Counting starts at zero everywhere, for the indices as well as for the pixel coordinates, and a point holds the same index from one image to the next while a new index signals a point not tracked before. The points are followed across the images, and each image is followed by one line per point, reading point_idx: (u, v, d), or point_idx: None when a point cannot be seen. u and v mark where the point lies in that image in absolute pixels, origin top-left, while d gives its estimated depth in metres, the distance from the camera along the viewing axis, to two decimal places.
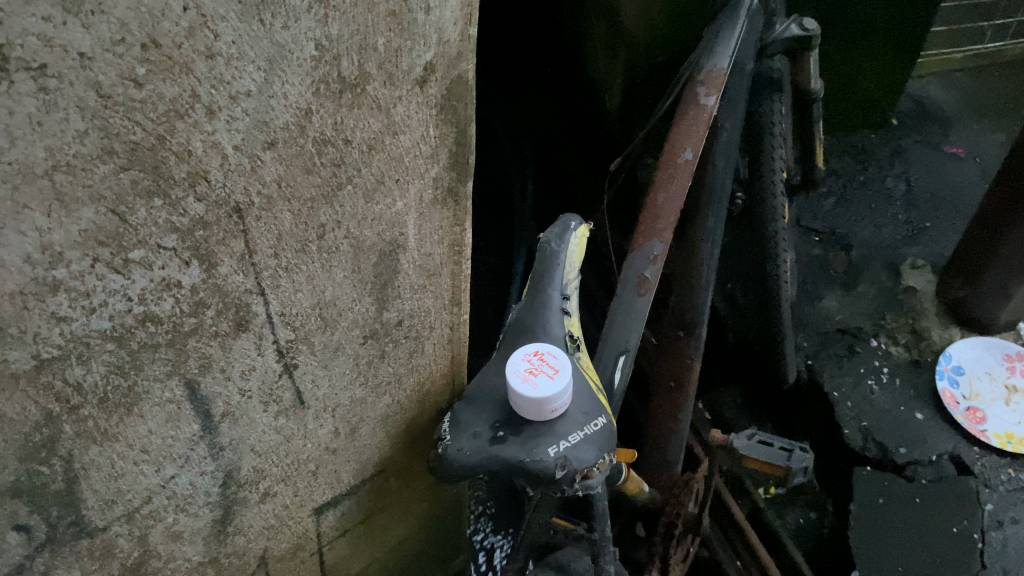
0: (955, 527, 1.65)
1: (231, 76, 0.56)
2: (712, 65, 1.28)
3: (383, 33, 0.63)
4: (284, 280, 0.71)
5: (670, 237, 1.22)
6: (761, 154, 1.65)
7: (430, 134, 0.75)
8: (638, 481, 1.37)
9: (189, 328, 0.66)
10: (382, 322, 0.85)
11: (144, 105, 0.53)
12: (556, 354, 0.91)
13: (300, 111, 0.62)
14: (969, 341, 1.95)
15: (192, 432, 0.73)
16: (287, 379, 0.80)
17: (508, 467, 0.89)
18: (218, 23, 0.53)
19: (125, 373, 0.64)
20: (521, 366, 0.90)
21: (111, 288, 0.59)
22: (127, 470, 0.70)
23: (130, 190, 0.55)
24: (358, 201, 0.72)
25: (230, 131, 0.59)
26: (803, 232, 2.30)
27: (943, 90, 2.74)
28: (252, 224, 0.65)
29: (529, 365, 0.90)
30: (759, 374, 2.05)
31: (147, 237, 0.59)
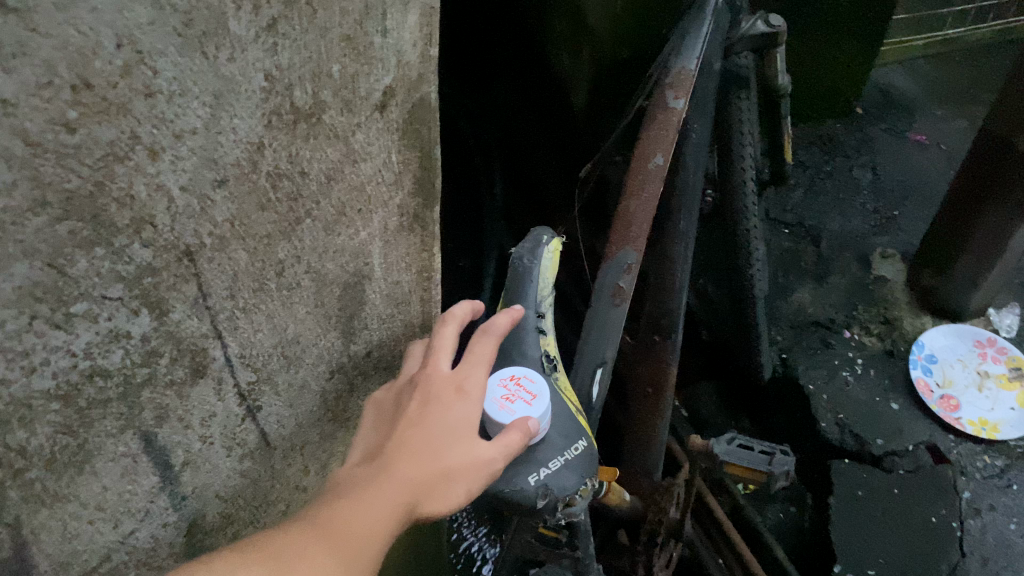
0: (934, 517, 1.62)
1: (175, 114, 0.52)
2: (680, 67, 1.25)
3: (338, 59, 0.60)
4: (241, 320, 0.67)
5: (643, 244, 1.19)
6: (730, 152, 1.63)
7: (393, 160, 0.72)
8: (620, 492, 1.35)
9: (142, 379, 0.62)
10: (349, 354, 0.83)
11: (79, 151, 0.48)
12: (533, 379, 0.88)
13: (252, 146, 0.58)
14: (941, 329, 1.95)
15: (151, 484, 0.69)
16: (250, 422, 0.76)
17: (484, 497, 0.84)
18: (156, 59, 0.49)
19: (75, 432, 0.59)
20: (497, 392, 0.86)
21: (53, 345, 0.54)
22: (81, 530, 0.65)
23: (68, 241, 0.51)
24: (319, 235, 0.69)
25: (175, 171, 0.54)
26: (773, 225, 2.28)
27: (905, 79, 2.75)
28: (205, 266, 0.61)
29: (505, 391, 0.86)
30: (734, 370, 2.03)
31: (89, 288, 0.54)
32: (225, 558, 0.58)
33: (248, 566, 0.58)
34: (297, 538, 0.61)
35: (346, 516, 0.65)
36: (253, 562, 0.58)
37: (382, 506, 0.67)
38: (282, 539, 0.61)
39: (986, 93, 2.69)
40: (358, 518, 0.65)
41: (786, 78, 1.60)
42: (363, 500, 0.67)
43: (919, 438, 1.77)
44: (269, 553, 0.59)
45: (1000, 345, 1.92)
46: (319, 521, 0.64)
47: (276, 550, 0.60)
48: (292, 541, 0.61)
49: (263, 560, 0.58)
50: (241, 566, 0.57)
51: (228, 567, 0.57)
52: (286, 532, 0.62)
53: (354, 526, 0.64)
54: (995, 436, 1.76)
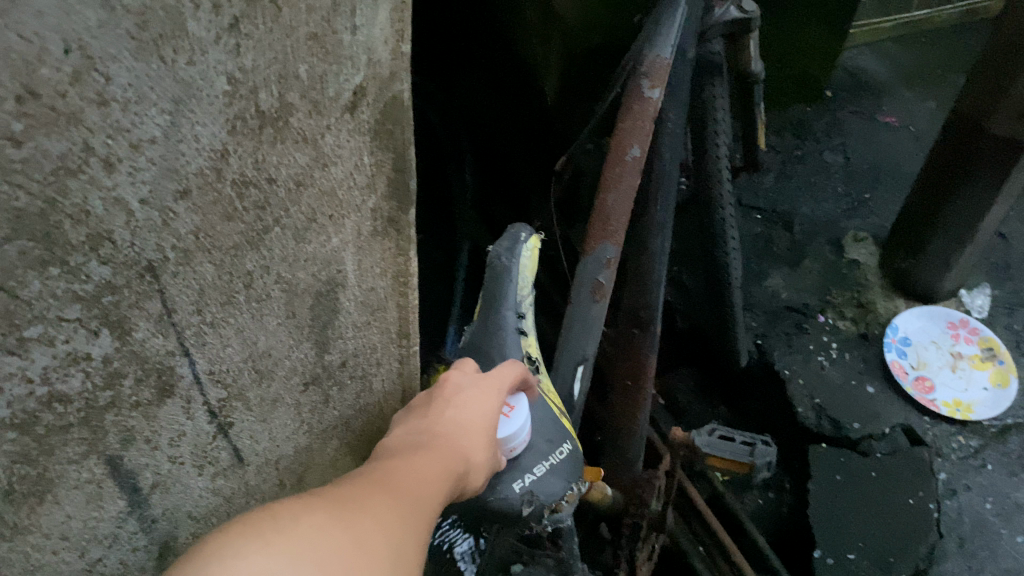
0: (911, 499, 1.60)
1: (131, 123, 0.48)
2: (654, 56, 1.22)
3: (306, 59, 0.56)
4: (209, 336, 0.64)
5: (621, 239, 1.17)
6: (705, 140, 1.61)
7: (364, 162, 0.68)
8: (602, 489, 1.34)
9: (105, 402, 0.58)
10: (324, 365, 0.78)
11: (26, 166, 0.45)
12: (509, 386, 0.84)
13: (215, 153, 0.55)
14: (914, 311, 1.96)
15: (118, 509, 0.66)
16: (222, 440, 0.72)
17: (470, 507, 0.82)
18: (109, 64, 0.45)
19: (33, 461, 0.56)
20: None
21: (7, 371, 0.51)
22: (45, 561, 0.62)
23: (19, 262, 0.47)
24: (289, 242, 0.65)
25: (134, 184, 0.51)
26: (745, 211, 2.27)
27: (873, 60, 2.75)
28: (169, 282, 0.57)
29: None
30: (710, 358, 2.02)
31: (44, 310, 0.51)
32: (292, 502, 0.49)
33: (323, 510, 0.49)
34: (358, 491, 0.53)
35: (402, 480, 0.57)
36: (326, 507, 0.49)
37: (432, 476, 0.60)
38: (344, 492, 0.53)
39: (953, 73, 2.70)
40: (415, 484, 0.58)
41: (758, 65, 1.58)
42: (413, 468, 0.60)
43: (895, 420, 1.76)
44: (337, 501, 0.51)
45: (973, 326, 1.92)
46: (376, 480, 0.56)
47: (342, 500, 0.51)
48: (355, 494, 0.53)
49: (334, 506, 0.50)
50: (315, 509, 0.49)
51: (303, 509, 0.48)
52: (343, 486, 0.54)
53: (413, 488, 0.57)
54: (969, 417, 1.77)
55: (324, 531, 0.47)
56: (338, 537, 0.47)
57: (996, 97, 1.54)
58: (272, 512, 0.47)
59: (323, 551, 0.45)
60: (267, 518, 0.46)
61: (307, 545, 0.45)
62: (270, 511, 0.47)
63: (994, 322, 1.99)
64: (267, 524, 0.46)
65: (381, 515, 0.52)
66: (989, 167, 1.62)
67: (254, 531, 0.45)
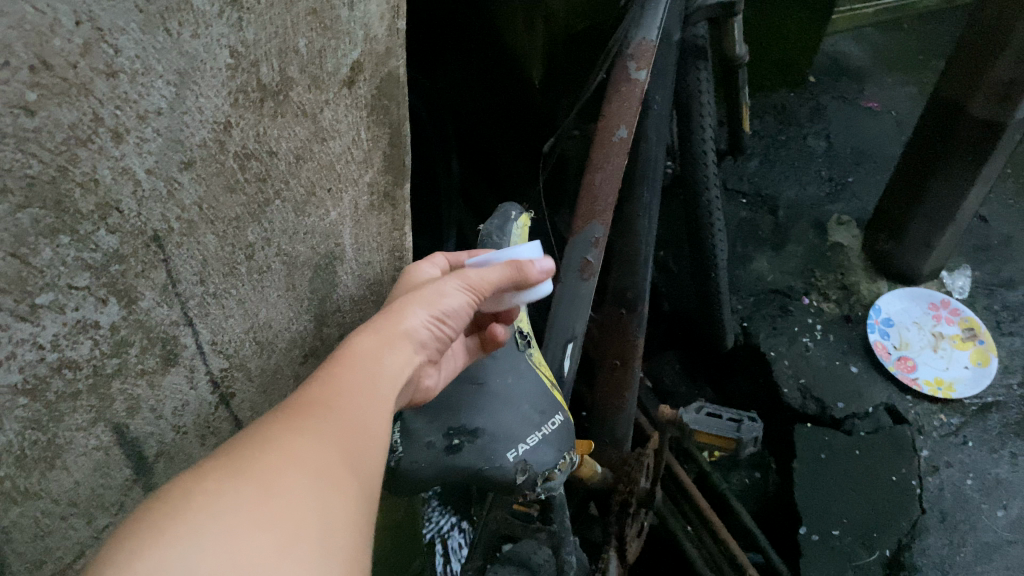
0: (894, 476, 1.63)
1: (138, 94, 0.50)
2: (640, 38, 1.25)
3: (306, 34, 0.59)
4: (212, 307, 0.66)
5: (609, 218, 1.19)
6: (690, 124, 1.63)
7: (362, 137, 0.72)
8: (592, 464, 1.37)
9: (112, 370, 0.60)
10: (322, 338, 0.83)
11: (38, 135, 0.46)
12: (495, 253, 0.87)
13: (218, 125, 0.57)
14: (895, 292, 1.99)
15: (124, 477, 0.67)
16: (224, 410, 0.75)
17: (465, 476, 0.84)
18: (117, 36, 0.47)
19: (43, 427, 0.57)
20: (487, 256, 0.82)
21: (19, 338, 0.52)
22: (54, 527, 0.64)
23: (32, 231, 0.49)
24: (288, 216, 0.68)
25: (140, 154, 0.53)
26: (730, 196, 2.30)
27: (854, 46, 2.78)
28: (174, 252, 0.59)
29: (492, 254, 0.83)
30: (697, 340, 2.05)
31: (55, 278, 0.52)
32: (199, 476, 0.47)
33: (237, 478, 0.47)
34: (273, 439, 0.52)
35: (324, 406, 0.56)
36: (234, 471, 0.48)
37: (358, 394, 0.60)
38: (254, 445, 0.51)
39: (934, 59, 2.73)
40: (337, 408, 0.57)
41: (742, 48, 1.59)
42: (337, 385, 0.59)
43: (878, 399, 1.80)
44: (247, 459, 0.49)
45: (953, 306, 1.95)
46: (292, 416, 0.55)
47: (254, 456, 0.49)
48: (266, 443, 0.51)
49: (241, 466, 0.48)
50: (225, 479, 0.47)
51: (209, 483, 0.47)
52: (253, 434, 0.52)
53: (332, 417, 0.56)
54: (951, 395, 1.78)
55: (239, 502, 0.46)
56: (251, 501, 0.46)
57: (976, 79, 1.56)
58: (181, 495, 0.46)
59: (238, 521, 0.44)
60: (176, 504, 0.45)
61: (227, 522, 0.44)
62: (179, 491, 0.46)
63: (975, 302, 2.02)
64: (180, 513, 0.44)
65: (296, 458, 0.50)
66: (968, 149, 1.65)
67: (164, 526, 0.43)
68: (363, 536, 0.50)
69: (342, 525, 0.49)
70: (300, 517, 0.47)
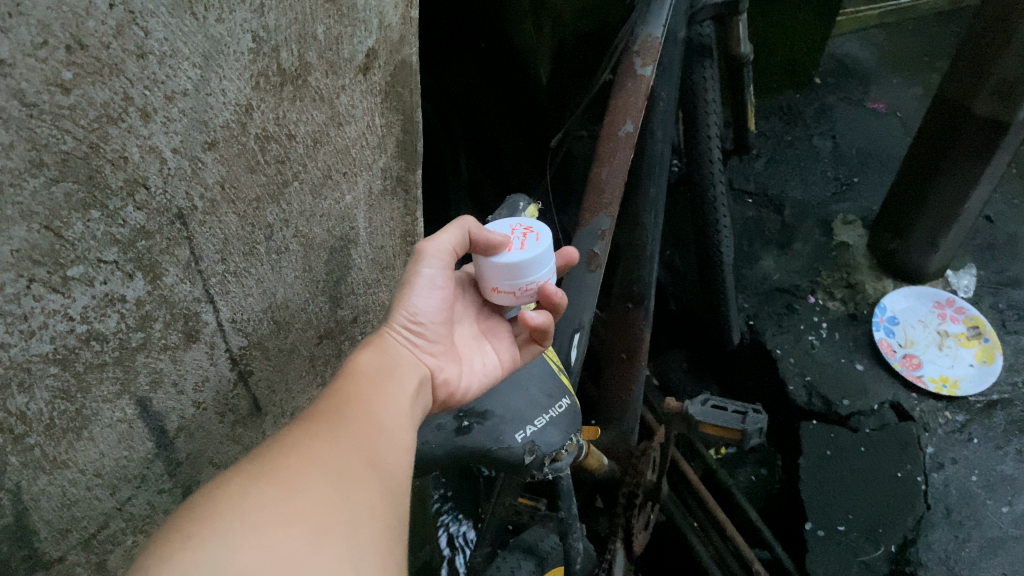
0: (899, 472, 1.64)
1: (165, 76, 0.53)
2: (647, 35, 1.28)
3: (324, 20, 0.63)
4: (233, 285, 0.69)
5: (616, 211, 1.21)
6: (696, 123, 1.65)
7: (376, 122, 0.76)
8: (597, 455, 1.36)
9: (137, 343, 0.63)
10: (337, 319, 0.87)
11: (73, 112, 0.48)
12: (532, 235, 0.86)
13: (240, 107, 0.60)
14: (902, 291, 2.00)
15: (146, 451, 0.70)
16: (242, 388, 0.78)
17: (475, 456, 0.86)
18: (147, 19, 0.50)
19: (72, 397, 0.59)
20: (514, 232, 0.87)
21: (50, 308, 0.54)
22: (80, 496, 0.66)
23: (64, 204, 0.51)
24: (306, 198, 0.72)
25: (167, 134, 0.55)
26: (737, 195, 2.32)
27: (860, 46, 2.81)
28: (196, 230, 0.62)
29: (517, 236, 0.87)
30: (703, 338, 2.06)
31: (84, 251, 0.54)
32: (225, 481, 0.49)
33: (260, 479, 0.49)
34: (290, 445, 0.54)
35: (334, 413, 0.59)
36: (256, 475, 0.50)
37: (365, 403, 0.63)
38: (272, 452, 0.53)
39: (940, 60, 2.75)
40: (347, 414, 0.60)
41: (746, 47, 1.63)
42: (344, 396, 0.63)
43: (884, 396, 1.80)
44: (268, 463, 0.51)
45: (958, 305, 1.97)
46: (308, 425, 0.57)
47: (274, 461, 0.52)
48: (283, 450, 0.53)
49: (263, 469, 0.51)
50: (249, 482, 0.49)
51: (235, 485, 0.49)
52: (272, 443, 0.55)
53: (344, 422, 0.59)
54: (955, 392, 1.79)
55: (264, 500, 0.48)
56: (276, 497, 0.48)
57: (980, 78, 1.58)
58: (210, 499, 0.48)
59: (264, 515, 0.46)
60: (206, 507, 0.47)
61: (255, 516, 0.46)
62: (207, 498, 0.48)
63: (980, 301, 2.03)
64: (211, 513, 0.46)
65: (314, 458, 0.53)
66: (970, 148, 1.66)
67: (196, 529, 0.45)
68: (389, 524, 0.52)
69: (364, 513, 0.51)
70: (322, 507, 0.49)
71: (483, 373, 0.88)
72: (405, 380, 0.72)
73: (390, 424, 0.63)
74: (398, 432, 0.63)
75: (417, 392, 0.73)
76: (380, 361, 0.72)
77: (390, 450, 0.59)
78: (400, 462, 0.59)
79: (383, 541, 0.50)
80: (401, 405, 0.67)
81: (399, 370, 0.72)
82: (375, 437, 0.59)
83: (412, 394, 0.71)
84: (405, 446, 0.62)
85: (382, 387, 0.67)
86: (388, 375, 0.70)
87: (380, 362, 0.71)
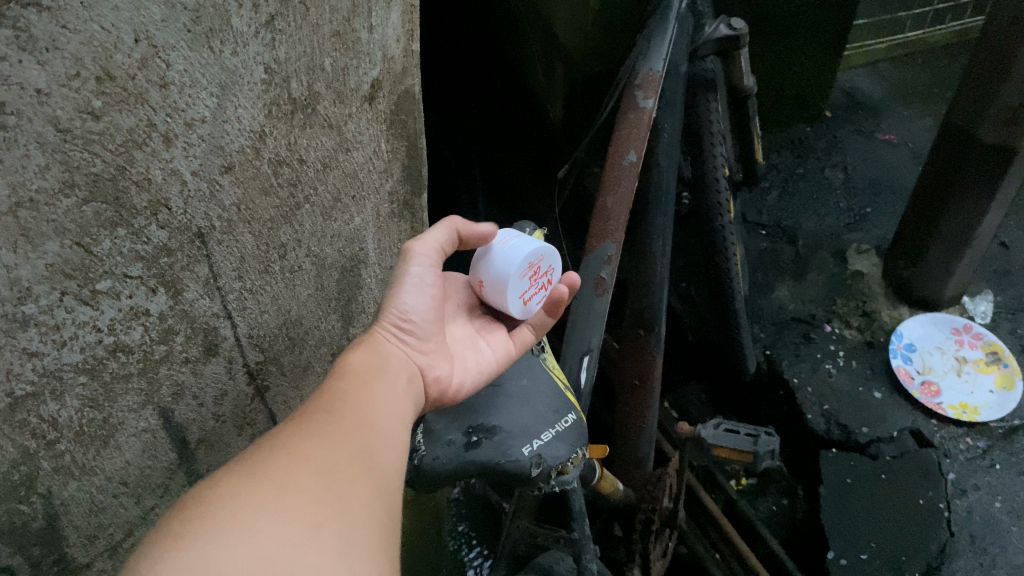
0: (921, 499, 1.62)
1: (185, 104, 0.58)
2: (648, 69, 1.33)
3: (330, 53, 0.69)
4: (249, 302, 0.74)
5: (622, 237, 1.25)
6: (702, 153, 1.66)
7: (382, 148, 0.81)
8: (612, 479, 1.35)
9: (160, 356, 0.67)
10: (349, 338, 0.93)
11: (102, 137, 0.53)
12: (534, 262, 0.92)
13: (254, 134, 0.65)
14: (918, 319, 1.97)
15: (169, 460, 0.74)
16: (259, 402, 0.83)
17: (484, 471, 0.88)
18: (169, 53, 0.55)
19: (99, 406, 0.64)
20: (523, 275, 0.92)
21: (81, 320, 0.59)
22: (107, 503, 0.70)
23: (94, 222, 0.56)
24: (317, 219, 0.77)
25: (187, 158, 0.60)
26: (750, 227, 2.32)
27: (870, 81, 2.85)
28: (214, 248, 0.67)
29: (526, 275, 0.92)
30: (719, 367, 2.05)
31: (113, 266, 0.59)
32: (215, 484, 0.52)
33: (250, 481, 0.52)
34: (278, 448, 0.57)
35: (323, 416, 0.62)
36: (247, 476, 0.53)
37: (356, 404, 0.66)
38: (261, 455, 0.56)
39: (949, 93, 2.76)
40: (337, 417, 0.63)
41: (749, 80, 1.66)
42: (335, 398, 0.65)
43: (903, 423, 1.77)
44: (258, 464, 0.54)
45: (976, 332, 1.92)
46: (300, 427, 0.60)
47: (263, 462, 0.55)
48: (275, 451, 0.56)
49: (254, 470, 0.54)
50: (237, 483, 0.52)
51: (225, 487, 0.52)
52: (262, 446, 0.58)
53: (336, 423, 0.62)
54: (977, 418, 1.74)
55: (258, 498, 0.51)
56: (268, 495, 0.51)
57: (985, 105, 1.58)
58: (202, 502, 0.50)
59: (254, 511, 0.49)
60: (197, 508, 0.50)
61: (247, 515, 0.49)
62: (198, 501, 0.50)
63: (998, 327, 1.98)
64: (203, 513, 0.49)
65: (303, 458, 0.56)
66: (980, 174, 1.66)
67: (188, 529, 0.48)
68: (378, 521, 0.55)
69: (355, 510, 0.54)
70: (314, 504, 0.52)
71: (477, 371, 0.95)
72: (398, 380, 0.75)
73: (382, 423, 0.66)
74: (388, 431, 0.66)
75: (408, 393, 0.75)
76: (374, 359, 0.75)
77: (381, 449, 0.62)
78: (391, 461, 0.62)
79: (372, 534, 0.53)
80: (394, 404, 0.70)
81: (391, 368, 0.75)
82: (366, 437, 0.62)
83: (404, 395, 0.74)
84: (396, 444, 0.65)
85: (374, 387, 0.70)
86: (381, 374, 0.73)
87: (374, 362, 0.74)
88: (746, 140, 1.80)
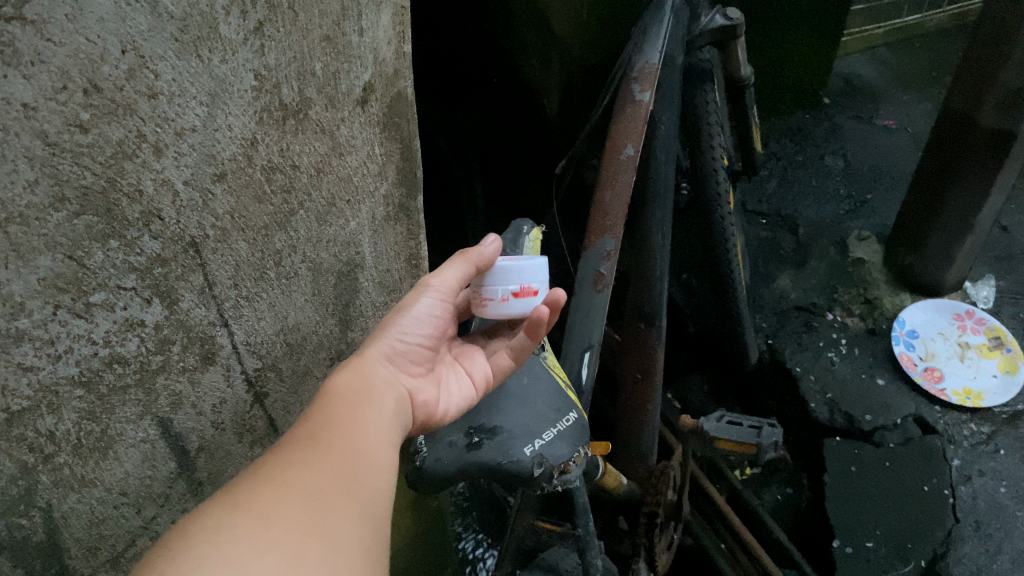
0: (925, 486, 1.61)
1: (175, 113, 0.58)
2: (643, 62, 1.32)
3: (321, 58, 0.68)
4: (245, 309, 0.74)
5: (620, 232, 1.24)
6: (701, 144, 1.65)
7: (376, 151, 0.81)
8: (616, 474, 1.35)
9: (157, 366, 0.67)
10: (347, 341, 0.93)
11: (92, 150, 0.53)
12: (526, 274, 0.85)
13: (246, 141, 0.65)
14: (920, 304, 1.96)
15: (169, 470, 0.74)
16: (259, 408, 0.83)
17: (486, 472, 0.88)
18: (157, 63, 0.54)
19: (97, 418, 0.63)
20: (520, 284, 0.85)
21: (75, 333, 0.58)
22: (107, 515, 0.70)
23: (86, 235, 0.55)
24: (312, 225, 0.77)
25: (178, 167, 0.60)
26: (750, 216, 2.31)
27: (868, 66, 2.83)
28: (209, 257, 0.67)
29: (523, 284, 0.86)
30: (721, 358, 2.04)
31: (106, 279, 0.59)
32: (198, 518, 0.51)
33: (234, 513, 0.51)
34: (265, 477, 0.56)
35: (310, 442, 0.61)
36: (231, 508, 0.52)
37: (344, 429, 0.64)
38: (247, 486, 0.55)
39: (948, 76, 2.75)
40: (324, 442, 0.62)
41: (746, 69, 1.65)
42: (324, 422, 0.64)
43: (906, 410, 1.76)
44: (243, 495, 0.53)
45: (979, 317, 1.92)
46: (285, 455, 0.59)
47: (248, 492, 0.53)
48: (260, 481, 0.55)
49: (238, 501, 0.53)
50: (222, 515, 0.51)
51: (208, 520, 0.51)
52: (247, 476, 0.56)
53: (322, 450, 0.61)
54: (980, 404, 1.74)
55: (242, 531, 0.49)
56: (252, 527, 0.50)
57: (984, 90, 1.57)
58: (186, 536, 0.49)
59: (240, 549, 0.48)
60: (181, 544, 0.49)
61: (230, 549, 0.48)
62: (182, 536, 0.49)
63: (1000, 311, 1.98)
64: (187, 549, 0.48)
65: (289, 488, 0.55)
66: (980, 159, 1.65)
67: (171, 565, 0.47)
68: (365, 548, 0.54)
69: (341, 540, 0.53)
70: (299, 534, 0.51)
71: (460, 396, 0.91)
72: (386, 402, 0.73)
73: (371, 445, 0.65)
74: (377, 453, 0.65)
75: (399, 415, 0.73)
76: (362, 383, 0.73)
77: (369, 472, 0.61)
78: (379, 484, 0.61)
79: (359, 565, 0.52)
80: (383, 426, 0.69)
81: (380, 390, 0.74)
82: (354, 461, 0.61)
83: (394, 416, 0.72)
84: (386, 466, 0.64)
85: (364, 409, 0.69)
86: (370, 397, 0.71)
87: (361, 383, 0.72)
88: (744, 130, 1.79)
